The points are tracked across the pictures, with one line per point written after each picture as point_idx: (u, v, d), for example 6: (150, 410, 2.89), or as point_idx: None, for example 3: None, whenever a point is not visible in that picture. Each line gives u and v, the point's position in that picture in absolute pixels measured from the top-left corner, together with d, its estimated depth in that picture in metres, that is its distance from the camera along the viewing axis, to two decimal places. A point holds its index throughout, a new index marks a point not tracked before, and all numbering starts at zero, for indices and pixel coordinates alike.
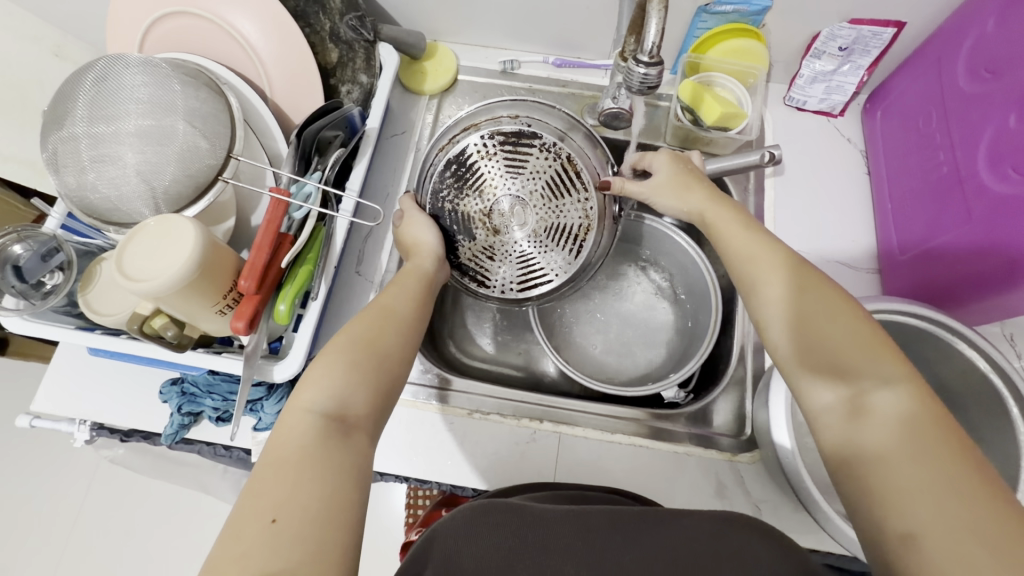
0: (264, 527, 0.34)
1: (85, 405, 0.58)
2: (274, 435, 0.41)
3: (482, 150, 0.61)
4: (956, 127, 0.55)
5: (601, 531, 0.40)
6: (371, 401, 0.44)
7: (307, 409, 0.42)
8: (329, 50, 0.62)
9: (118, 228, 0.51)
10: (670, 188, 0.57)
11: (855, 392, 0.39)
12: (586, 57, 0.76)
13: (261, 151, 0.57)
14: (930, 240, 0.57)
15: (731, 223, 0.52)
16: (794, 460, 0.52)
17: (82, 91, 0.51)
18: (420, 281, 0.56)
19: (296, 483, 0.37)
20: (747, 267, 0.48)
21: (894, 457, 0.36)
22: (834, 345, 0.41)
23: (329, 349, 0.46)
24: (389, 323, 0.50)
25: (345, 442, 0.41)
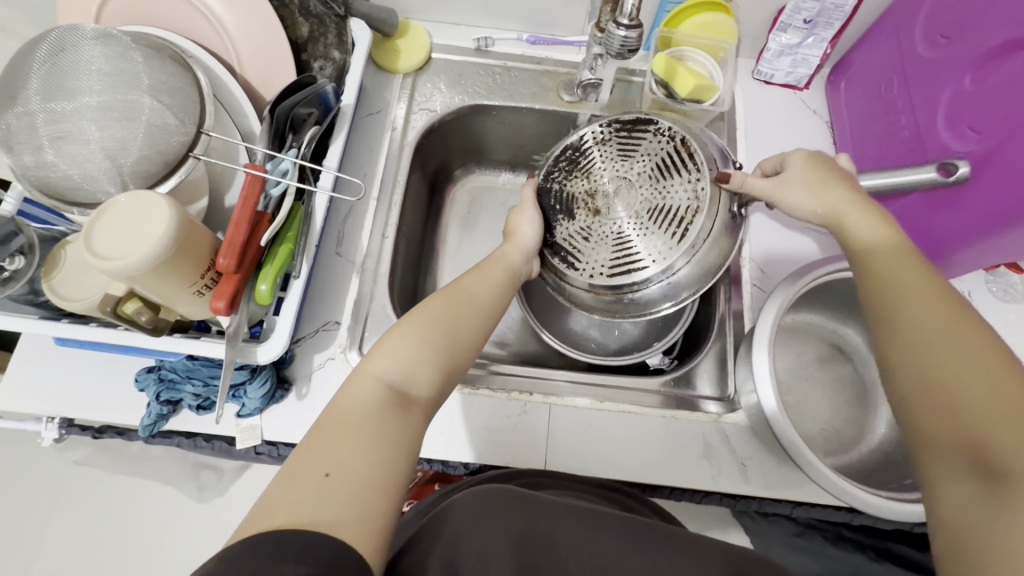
0: (317, 481, 0.35)
1: (52, 398, 0.55)
2: (341, 395, 0.42)
3: (598, 138, 0.61)
4: (917, 92, 0.58)
5: (611, 531, 0.42)
6: (434, 383, 0.44)
7: (375, 378, 0.42)
8: (300, 23, 0.61)
9: (82, 209, 0.49)
10: (796, 186, 0.51)
11: (994, 469, 0.33)
12: (560, 33, 0.76)
13: (233, 127, 0.55)
14: (895, 201, 0.59)
15: (869, 228, 0.46)
16: (777, 413, 0.53)
17: (36, 65, 0.49)
18: (506, 272, 0.55)
19: (348, 445, 0.37)
20: (885, 288, 0.43)
21: (1021, 556, 0.31)
22: (975, 407, 0.35)
23: (406, 320, 0.47)
24: (470, 318, 0.49)
25: (404, 414, 0.41)
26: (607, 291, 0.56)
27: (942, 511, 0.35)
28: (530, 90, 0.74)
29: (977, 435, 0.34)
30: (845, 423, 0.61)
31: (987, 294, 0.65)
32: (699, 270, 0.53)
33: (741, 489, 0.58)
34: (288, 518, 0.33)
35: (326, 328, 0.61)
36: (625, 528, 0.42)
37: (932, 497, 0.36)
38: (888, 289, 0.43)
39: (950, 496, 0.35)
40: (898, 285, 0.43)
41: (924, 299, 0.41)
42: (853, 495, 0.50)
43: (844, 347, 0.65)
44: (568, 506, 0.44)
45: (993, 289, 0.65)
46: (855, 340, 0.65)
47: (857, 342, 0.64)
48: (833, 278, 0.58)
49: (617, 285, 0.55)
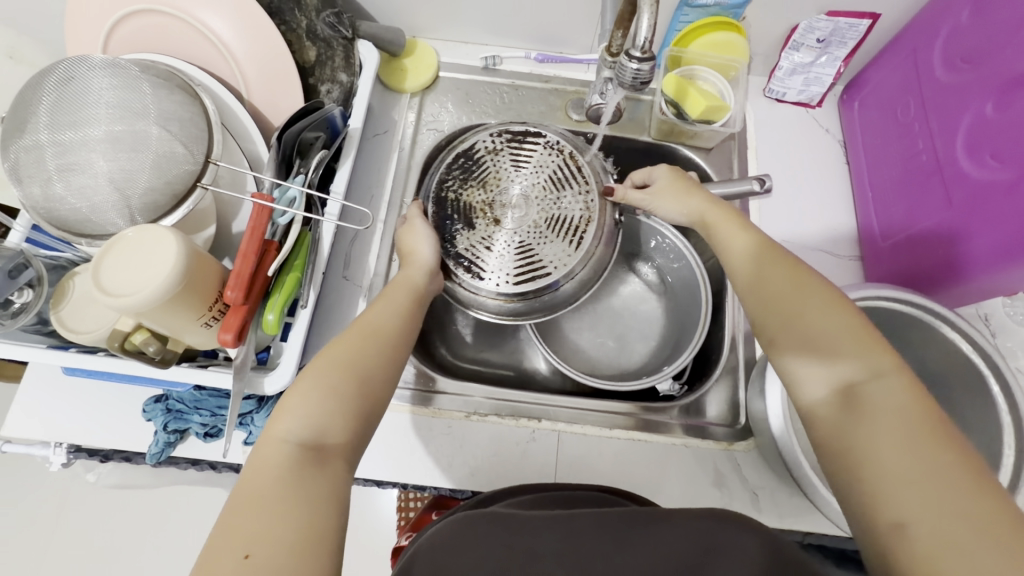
0: (235, 563, 0.33)
1: (61, 426, 0.55)
2: (251, 468, 0.39)
3: (490, 147, 0.61)
4: (934, 116, 0.56)
5: (588, 531, 0.41)
6: (349, 428, 0.42)
7: (283, 440, 0.40)
8: (307, 48, 0.61)
9: (90, 240, 0.49)
10: (670, 186, 0.58)
11: (841, 380, 0.40)
12: (569, 51, 0.75)
13: (240, 154, 0.54)
14: (913, 226, 0.58)
15: (725, 221, 0.54)
16: (790, 442, 0.53)
17: (44, 95, 0.48)
18: (410, 293, 0.53)
19: (262, 519, 0.36)
20: (743, 261, 0.50)
21: (878, 445, 0.37)
22: (821, 337, 0.43)
23: (307, 374, 0.44)
24: (372, 340, 0.48)
25: (323, 473, 0.39)
26: (514, 298, 0.57)
27: (822, 443, 0.40)
28: (537, 109, 0.73)
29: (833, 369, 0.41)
30: None
31: (1004, 319, 0.64)
32: (595, 273, 0.58)
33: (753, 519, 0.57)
34: None
35: None
36: (602, 527, 0.41)
37: (812, 434, 0.41)
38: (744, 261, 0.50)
39: (823, 421, 0.40)
40: (752, 258, 0.50)
41: (773, 268, 0.48)
42: None
43: None
44: (545, 518, 0.43)
45: (1010, 313, 0.64)
46: None
47: None
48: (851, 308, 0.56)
49: (518, 293, 0.56)
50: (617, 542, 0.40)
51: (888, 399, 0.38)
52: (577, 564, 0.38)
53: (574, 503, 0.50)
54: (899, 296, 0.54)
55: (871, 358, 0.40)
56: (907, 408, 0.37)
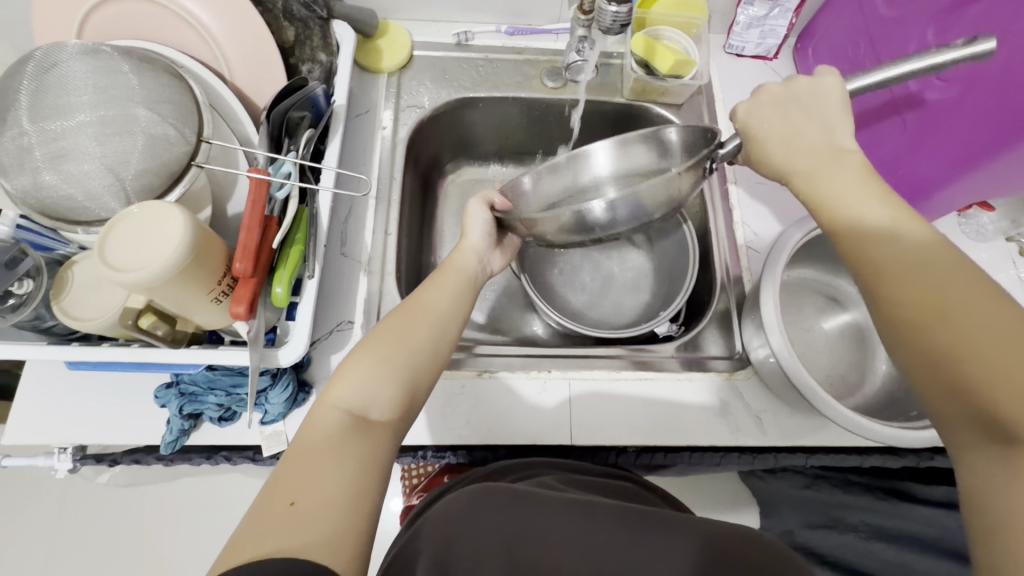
0: (281, 510, 0.35)
1: (67, 425, 0.53)
2: (303, 427, 0.41)
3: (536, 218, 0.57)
4: (883, 50, 0.61)
5: (607, 523, 0.41)
6: (396, 400, 0.44)
7: (333, 407, 0.42)
8: (284, 28, 0.61)
9: (87, 227, 0.48)
10: (776, 140, 0.48)
11: (986, 407, 0.33)
12: (537, 23, 0.77)
13: (231, 134, 0.54)
14: (874, 153, 0.63)
15: (837, 183, 0.44)
16: (794, 362, 0.55)
17: (24, 85, 0.48)
18: (465, 282, 0.55)
19: (309, 473, 0.38)
20: (862, 232, 0.41)
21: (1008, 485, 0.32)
22: (974, 345, 0.34)
23: (362, 345, 0.46)
24: (430, 321, 0.49)
25: (366, 440, 0.41)
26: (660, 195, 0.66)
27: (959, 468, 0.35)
28: (513, 79, 0.76)
29: (975, 398, 0.34)
30: (848, 366, 0.65)
31: (960, 234, 0.70)
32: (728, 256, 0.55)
33: (759, 440, 0.61)
34: (253, 550, 0.33)
35: (339, 329, 0.61)
36: (623, 514, 0.42)
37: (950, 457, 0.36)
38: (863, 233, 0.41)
39: (958, 439, 0.35)
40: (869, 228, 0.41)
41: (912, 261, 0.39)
42: (871, 429, 0.53)
43: (838, 297, 0.68)
44: (565, 503, 0.43)
45: (965, 230, 0.70)
46: (849, 290, 0.68)
47: (852, 293, 0.68)
48: None
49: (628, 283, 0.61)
50: (629, 535, 0.40)
51: None
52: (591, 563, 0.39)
53: (591, 486, 0.51)
54: None
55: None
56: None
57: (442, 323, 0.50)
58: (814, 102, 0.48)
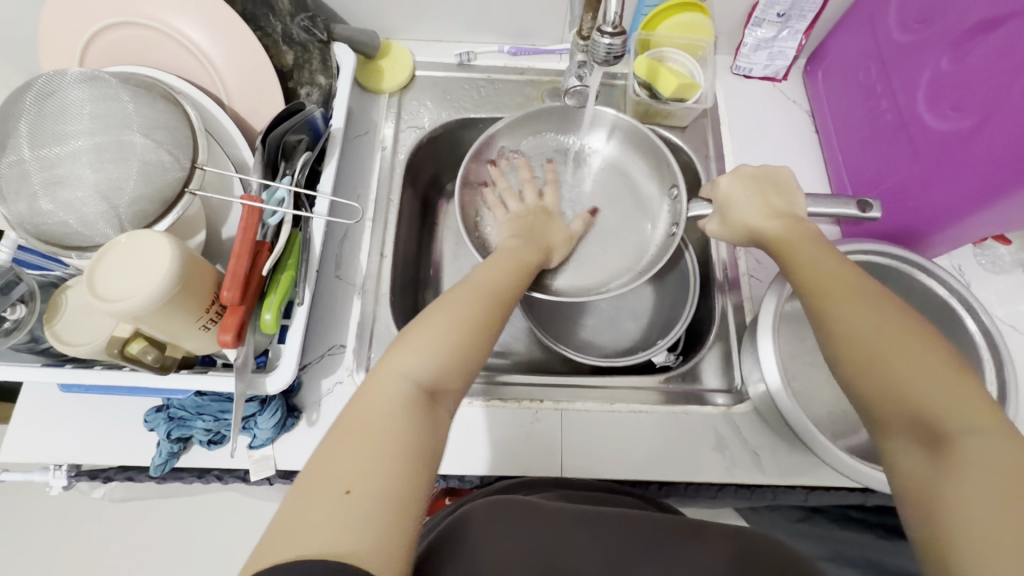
0: (336, 497, 0.34)
1: (60, 446, 0.54)
2: (368, 395, 0.40)
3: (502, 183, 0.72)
4: (896, 76, 0.59)
5: (617, 538, 0.42)
6: (461, 376, 0.44)
7: (401, 378, 0.41)
8: (284, 52, 0.61)
9: (80, 252, 0.49)
10: (752, 207, 0.55)
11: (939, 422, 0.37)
12: (541, 43, 0.77)
13: (226, 158, 0.55)
14: (882, 182, 0.61)
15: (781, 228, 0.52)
16: (793, 406, 0.53)
17: (25, 112, 0.49)
18: (515, 271, 0.56)
19: (373, 453, 0.36)
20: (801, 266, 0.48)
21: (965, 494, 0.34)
22: (911, 371, 0.39)
23: (420, 320, 0.46)
24: (486, 301, 0.49)
25: (426, 420, 0.40)
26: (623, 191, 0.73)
27: (902, 482, 0.38)
28: (514, 101, 0.75)
29: (927, 415, 0.37)
30: None
31: (976, 267, 0.67)
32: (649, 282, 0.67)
33: (757, 478, 0.59)
34: (301, 546, 0.31)
35: (331, 352, 0.61)
36: (630, 530, 0.42)
37: (891, 472, 0.39)
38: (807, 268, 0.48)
39: (904, 456, 0.38)
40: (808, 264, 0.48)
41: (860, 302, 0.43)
42: (869, 474, 0.51)
43: None
44: (576, 514, 0.43)
45: (981, 262, 0.67)
46: None
47: None
48: (867, 257, 0.57)
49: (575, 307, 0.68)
50: (647, 551, 0.41)
51: (988, 454, 0.35)
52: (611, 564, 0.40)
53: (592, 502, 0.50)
54: (884, 250, 0.56)
55: (970, 414, 0.36)
56: (1012, 472, 0.34)
57: (494, 304, 0.50)
58: (779, 186, 0.56)
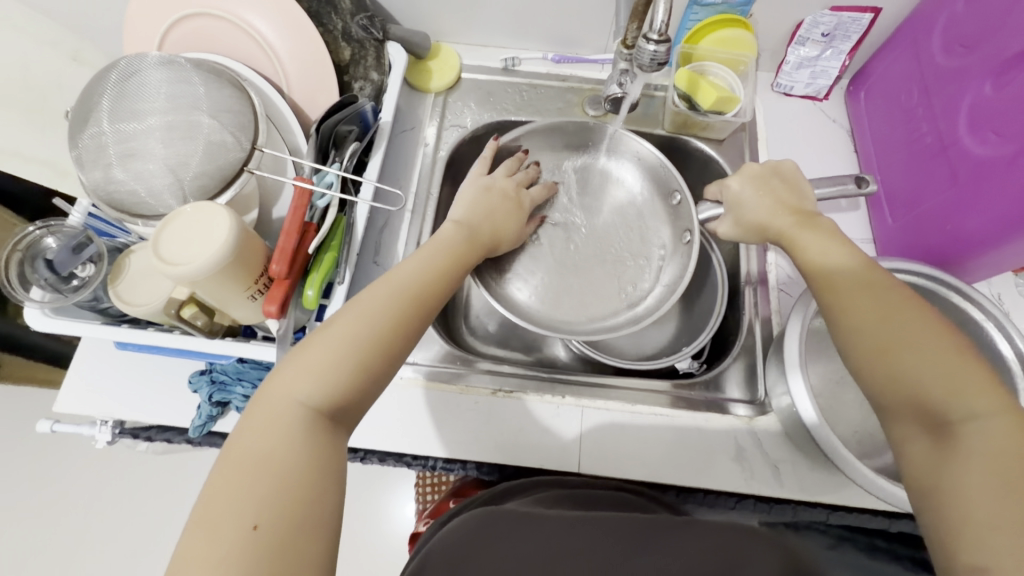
0: (244, 533, 0.35)
1: (109, 402, 0.58)
2: (261, 421, 0.40)
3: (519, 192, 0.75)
4: (938, 100, 0.59)
5: (609, 537, 0.37)
6: (362, 386, 0.43)
7: (297, 402, 0.41)
8: (342, 48, 0.65)
9: (145, 220, 0.53)
10: (766, 204, 0.58)
11: (946, 416, 0.40)
12: (584, 52, 0.79)
13: (282, 143, 0.58)
14: (919, 204, 0.61)
15: (796, 229, 0.55)
16: (820, 426, 0.53)
17: (106, 89, 0.53)
18: (446, 258, 0.54)
19: (267, 485, 0.37)
20: (818, 271, 0.51)
21: (965, 483, 0.37)
22: (919, 368, 0.42)
23: (327, 328, 0.44)
24: (399, 297, 0.48)
25: (325, 439, 0.41)
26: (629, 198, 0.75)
27: (910, 469, 0.42)
28: (555, 106, 0.77)
29: (931, 407, 0.41)
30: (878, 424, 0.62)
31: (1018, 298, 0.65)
32: (663, 298, 0.70)
33: (775, 491, 0.58)
34: None
35: None
36: (620, 532, 0.38)
37: (902, 460, 0.43)
38: (820, 270, 0.51)
39: (913, 447, 0.42)
40: (826, 265, 0.51)
41: (868, 299, 0.46)
42: (894, 493, 0.51)
43: None
44: (574, 520, 0.40)
45: None
46: None
47: None
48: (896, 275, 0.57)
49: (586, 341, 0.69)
50: (636, 541, 0.36)
51: (989, 443, 0.38)
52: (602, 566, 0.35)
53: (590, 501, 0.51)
54: (917, 271, 0.56)
55: (975, 400, 0.39)
56: (1012, 455, 0.37)
57: (414, 299, 0.49)
58: (790, 185, 0.59)
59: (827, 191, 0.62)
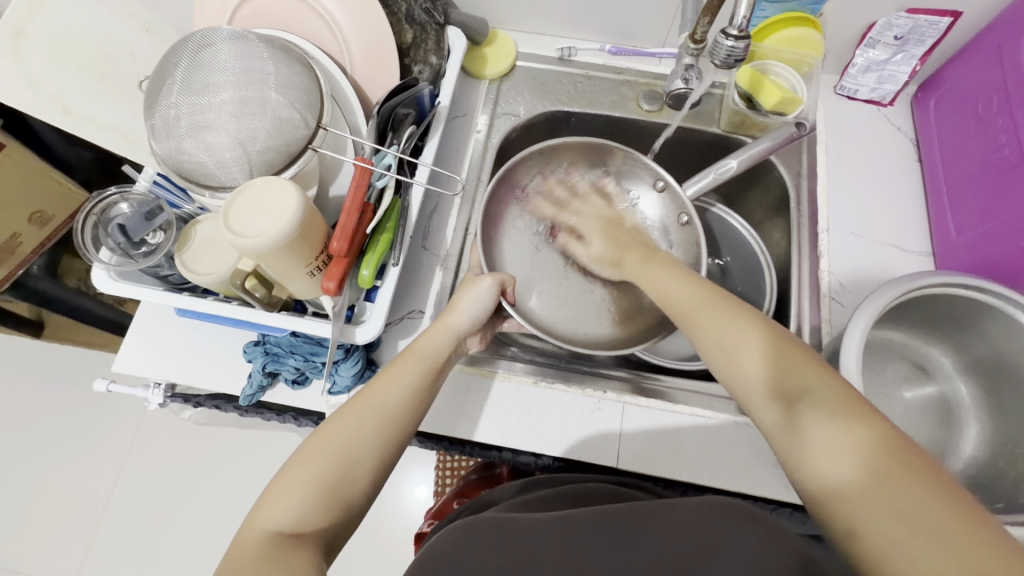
0: None
1: (163, 365, 0.60)
2: (228, 555, 0.41)
3: (539, 207, 0.74)
4: (1019, 110, 0.57)
5: (588, 532, 0.38)
6: (335, 499, 0.44)
7: (263, 528, 0.42)
8: (405, 30, 0.66)
9: (213, 192, 0.54)
10: (602, 246, 0.70)
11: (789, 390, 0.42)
12: (642, 45, 0.78)
13: (345, 123, 0.59)
14: (993, 219, 0.59)
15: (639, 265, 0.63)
16: None
17: (182, 61, 0.55)
18: (421, 365, 0.53)
19: None
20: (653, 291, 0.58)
21: (827, 452, 0.38)
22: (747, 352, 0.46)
23: (302, 453, 0.46)
24: (376, 412, 0.49)
25: (295, 552, 0.40)
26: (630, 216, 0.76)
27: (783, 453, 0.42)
28: (609, 99, 0.76)
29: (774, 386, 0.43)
30: (926, 442, 0.61)
31: None
32: None
33: None
34: None
35: (410, 316, 0.64)
36: (601, 523, 0.39)
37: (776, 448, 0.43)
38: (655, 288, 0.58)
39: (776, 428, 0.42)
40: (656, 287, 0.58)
41: (700, 313, 0.51)
42: None
43: (928, 367, 0.65)
44: (549, 520, 0.40)
45: None
46: (942, 362, 0.64)
47: (942, 363, 0.64)
48: (956, 291, 0.55)
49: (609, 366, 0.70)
50: (614, 538, 0.37)
51: (823, 408, 0.40)
52: (576, 564, 0.36)
53: (586, 500, 0.50)
54: (994, 287, 0.53)
55: (804, 374, 0.42)
56: (846, 412, 0.39)
57: (394, 416, 0.50)
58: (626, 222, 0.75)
59: (770, 145, 0.66)
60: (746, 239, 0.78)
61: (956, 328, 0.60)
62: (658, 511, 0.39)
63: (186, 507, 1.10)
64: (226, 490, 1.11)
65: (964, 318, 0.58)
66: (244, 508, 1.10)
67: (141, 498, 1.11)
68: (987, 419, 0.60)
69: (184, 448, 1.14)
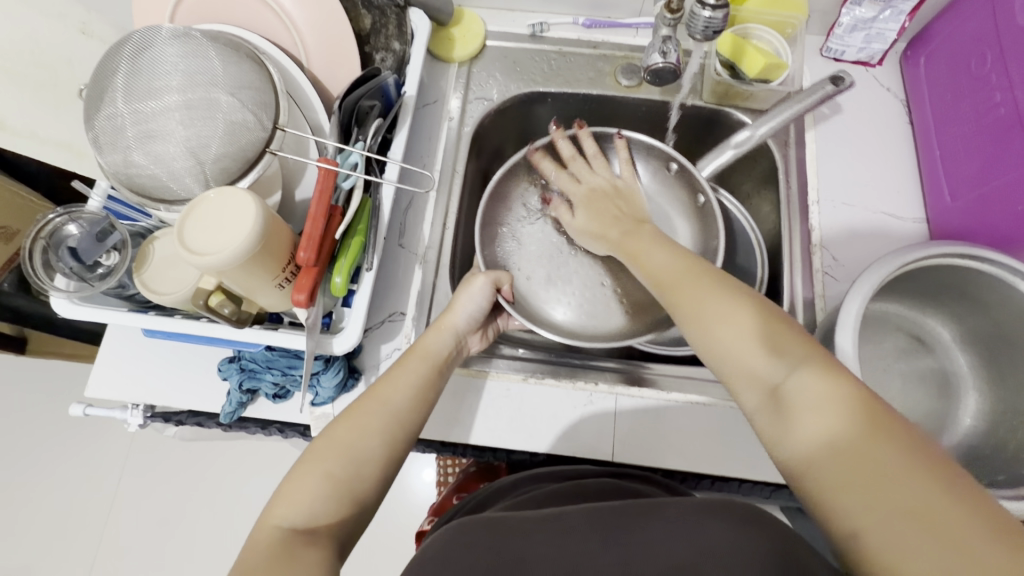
0: None
1: (137, 388, 0.57)
2: (242, 556, 0.39)
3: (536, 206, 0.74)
4: (1014, 65, 0.54)
5: (578, 531, 0.36)
6: (347, 496, 0.43)
7: (276, 526, 0.40)
8: (363, 15, 0.62)
9: (168, 206, 0.51)
10: (586, 220, 0.63)
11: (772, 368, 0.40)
12: (617, 16, 0.74)
13: (305, 122, 0.55)
14: (989, 182, 0.57)
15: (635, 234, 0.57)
16: None
17: (121, 65, 0.51)
18: (424, 362, 0.52)
19: None
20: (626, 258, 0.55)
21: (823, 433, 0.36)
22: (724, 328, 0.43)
23: (308, 457, 0.44)
24: (385, 409, 0.47)
25: (309, 550, 0.39)
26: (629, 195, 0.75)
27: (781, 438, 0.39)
28: (586, 76, 0.73)
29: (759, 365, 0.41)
30: (925, 415, 0.61)
31: None
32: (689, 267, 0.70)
33: None
34: None
35: (391, 319, 0.62)
36: (592, 521, 0.37)
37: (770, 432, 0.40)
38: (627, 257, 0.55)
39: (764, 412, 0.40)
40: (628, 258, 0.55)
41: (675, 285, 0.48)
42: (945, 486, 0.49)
43: (925, 338, 0.63)
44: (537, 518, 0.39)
45: None
46: (939, 332, 0.63)
47: (937, 333, 0.63)
48: (954, 261, 0.53)
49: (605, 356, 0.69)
50: (600, 537, 0.36)
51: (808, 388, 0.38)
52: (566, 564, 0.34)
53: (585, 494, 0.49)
54: (996, 255, 0.51)
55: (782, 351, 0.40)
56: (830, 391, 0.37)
57: (405, 414, 0.48)
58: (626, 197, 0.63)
59: (804, 105, 0.62)
60: (734, 216, 0.75)
61: (952, 296, 0.58)
62: (648, 510, 0.37)
63: (189, 516, 1.09)
64: (226, 497, 1.10)
65: (960, 287, 0.57)
66: (245, 513, 1.09)
67: (140, 511, 1.10)
68: (987, 387, 0.59)
69: (179, 459, 1.13)
